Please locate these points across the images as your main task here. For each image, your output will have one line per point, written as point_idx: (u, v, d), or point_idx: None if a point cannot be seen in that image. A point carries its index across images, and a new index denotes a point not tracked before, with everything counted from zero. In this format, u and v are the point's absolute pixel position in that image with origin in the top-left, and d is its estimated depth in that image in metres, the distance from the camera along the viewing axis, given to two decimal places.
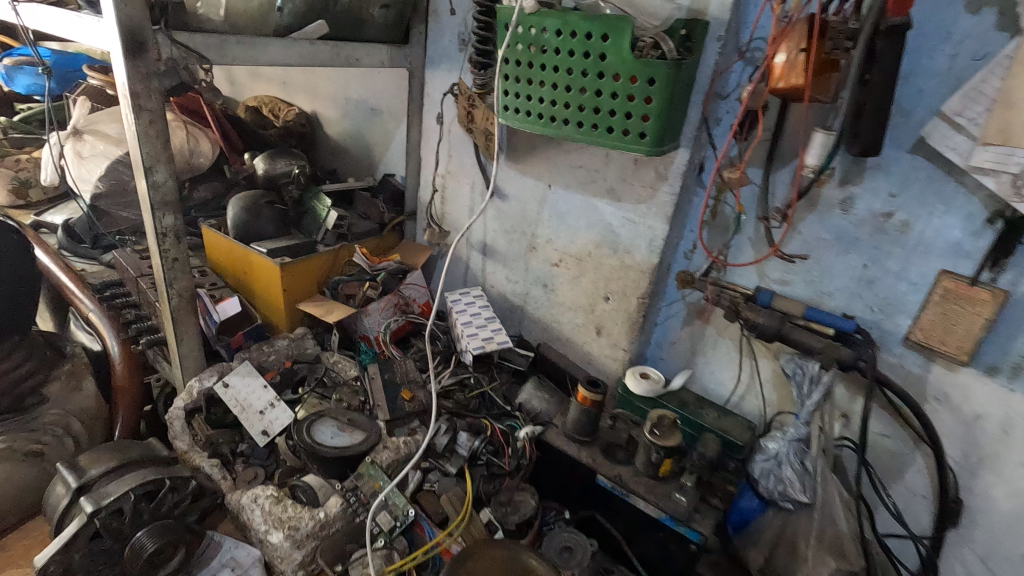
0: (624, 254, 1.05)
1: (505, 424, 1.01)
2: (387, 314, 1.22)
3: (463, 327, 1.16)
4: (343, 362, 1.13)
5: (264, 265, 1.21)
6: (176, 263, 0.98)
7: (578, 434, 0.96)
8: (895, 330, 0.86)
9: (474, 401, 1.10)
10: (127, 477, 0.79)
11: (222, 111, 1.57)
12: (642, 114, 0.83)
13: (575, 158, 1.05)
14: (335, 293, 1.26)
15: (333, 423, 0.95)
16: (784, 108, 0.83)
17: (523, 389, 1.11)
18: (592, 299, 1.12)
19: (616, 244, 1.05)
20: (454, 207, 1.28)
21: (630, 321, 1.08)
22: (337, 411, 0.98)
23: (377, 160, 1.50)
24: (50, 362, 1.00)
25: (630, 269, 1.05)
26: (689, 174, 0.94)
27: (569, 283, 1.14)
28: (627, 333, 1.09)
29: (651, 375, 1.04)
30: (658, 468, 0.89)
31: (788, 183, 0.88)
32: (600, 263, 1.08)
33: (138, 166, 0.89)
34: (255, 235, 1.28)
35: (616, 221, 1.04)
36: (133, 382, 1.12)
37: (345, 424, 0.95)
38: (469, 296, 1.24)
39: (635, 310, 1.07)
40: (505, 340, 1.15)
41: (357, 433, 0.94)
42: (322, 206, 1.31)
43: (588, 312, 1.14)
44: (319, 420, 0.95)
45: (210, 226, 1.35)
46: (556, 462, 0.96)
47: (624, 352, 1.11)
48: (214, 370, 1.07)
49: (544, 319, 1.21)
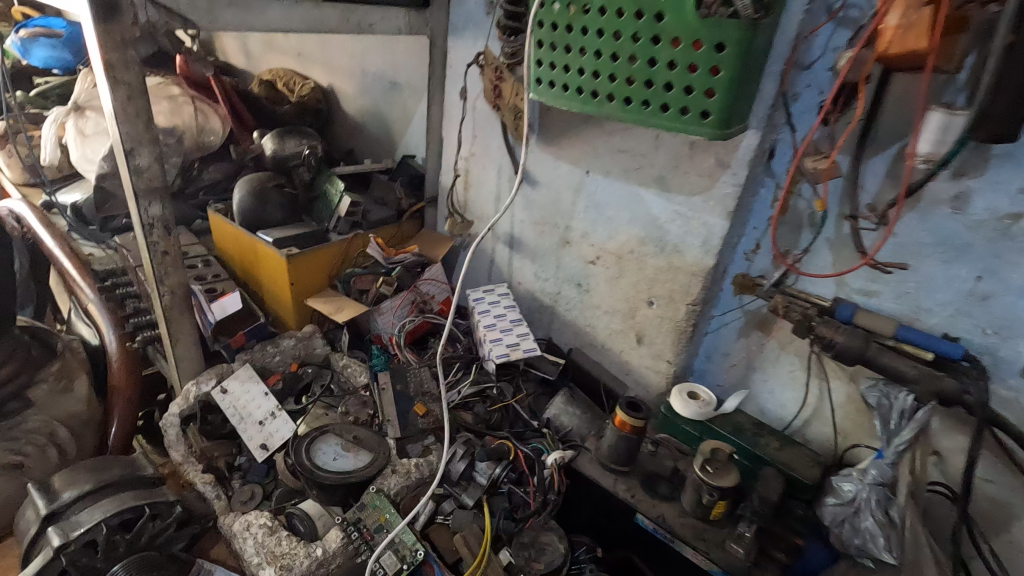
0: (672, 254, 0.90)
1: (530, 446, 0.89)
2: (402, 313, 1.11)
3: (485, 330, 1.04)
4: (353, 365, 1.02)
5: (271, 256, 1.11)
6: (167, 256, 0.88)
7: (615, 464, 0.83)
8: (1013, 357, 0.70)
9: (496, 415, 0.98)
10: (103, 502, 0.71)
11: (233, 86, 1.46)
12: (706, 88, 0.68)
13: (618, 141, 0.90)
14: (348, 288, 1.15)
15: (337, 441, 0.85)
16: (886, 81, 0.67)
17: (552, 402, 0.99)
18: (632, 304, 0.98)
19: (664, 242, 0.90)
20: (478, 194, 1.14)
21: (677, 330, 0.94)
22: (343, 426, 0.87)
23: (396, 139, 1.37)
24: (38, 362, 0.92)
25: (679, 271, 0.90)
26: (758, 162, 0.79)
27: (607, 284, 1.00)
28: (673, 344, 0.95)
29: (701, 395, 0.90)
30: (710, 512, 0.76)
31: (884, 173, 0.72)
32: (644, 263, 0.94)
33: (118, 148, 0.78)
34: (262, 221, 1.18)
35: (664, 216, 0.89)
36: (129, 383, 1.04)
37: (350, 443, 0.84)
38: (493, 294, 1.12)
39: (684, 318, 0.92)
40: (532, 347, 1.02)
41: (363, 455, 0.83)
42: (335, 191, 1.20)
43: (627, 317, 1.00)
44: (322, 437, 0.85)
45: (216, 210, 1.25)
46: (588, 495, 0.84)
47: (669, 364, 0.97)
48: (212, 372, 0.97)
49: (576, 322, 1.08)
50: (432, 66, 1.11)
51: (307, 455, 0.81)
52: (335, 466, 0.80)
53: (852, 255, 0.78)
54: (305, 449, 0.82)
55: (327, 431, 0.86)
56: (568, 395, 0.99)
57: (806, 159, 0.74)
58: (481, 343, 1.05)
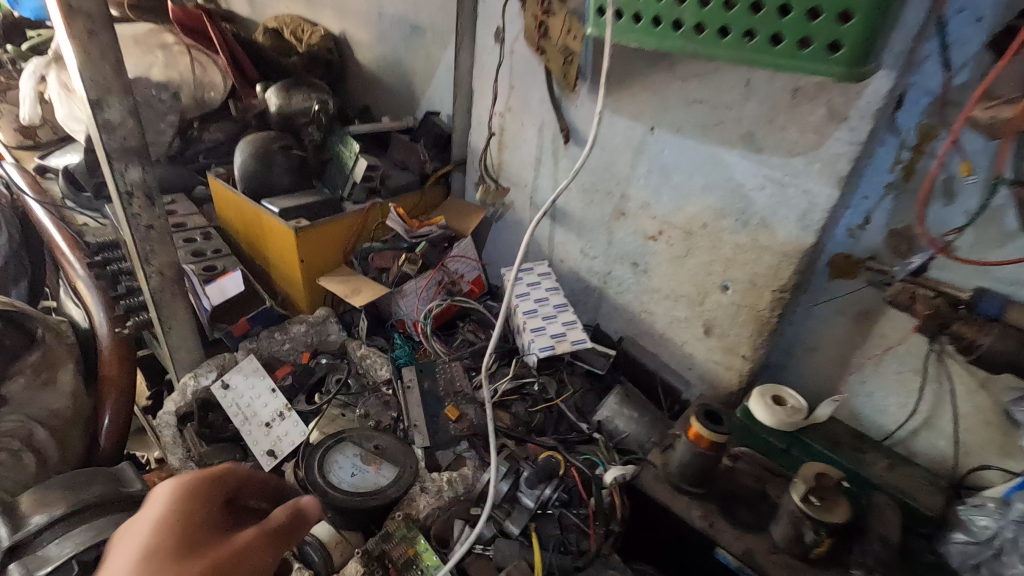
0: (758, 230, 0.74)
1: (581, 457, 0.76)
2: (428, 295, 0.96)
3: (524, 318, 0.89)
4: (373, 356, 0.89)
5: (278, 229, 0.97)
6: (153, 231, 0.74)
7: (686, 484, 0.69)
8: None
9: (538, 416, 0.84)
10: (77, 531, 0.59)
11: (235, 34, 1.30)
12: (840, 10, 0.48)
13: (694, 89, 0.73)
14: (366, 266, 1.01)
15: (355, 450, 0.73)
16: None
17: (604, 402, 0.85)
18: (701, 288, 0.83)
19: (749, 214, 0.74)
20: (514, 156, 0.98)
21: (758, 322, 0.78)
22: (361, 432, 0.75)
23: (419, 94, 1.20)
24: (14, 352, 0.80)
25: (765, 251, 0.74)
26: (886, 112, 0.61)
27: (670, 264, 0.85)
28: (751, 337, 0.79)
29: (789, 403, 0.74)
30: (812, 551, 0.61)
31: None
32: (720, 240, 0.78)
33: (82, 97, 0.63)
34: (268, 188, 1.03)
35: (751, 183, 0.72)
36: (121, 374, 0.91)
37: (371, 454, 0.73)
38: (531, 273, 0.96)
39: (767, 307, 0.76)
40: (581, 338, 0.87)
41: (386, 469, 0.71)
42: (350, 154, 1.04)
43: (694, 303, 0.85)
44: (337, 446, 0.73)
45: (217, 175, 1.11)
46: (653, 519, 0.70)
47: (743, 360, 0.82)
48: (213, 363, 0.85)
49: (630, 307, 0.93)
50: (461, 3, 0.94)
51: (319, 471, 0.69)
52: (353, 484, 0.69)
53: (1003, 234, 0.61)
54: (317, 461, 0.71)
55: (342, 438, 0.74)
56: (622, 394, 0.85)
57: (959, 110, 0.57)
58: (519, 332, 0.90)
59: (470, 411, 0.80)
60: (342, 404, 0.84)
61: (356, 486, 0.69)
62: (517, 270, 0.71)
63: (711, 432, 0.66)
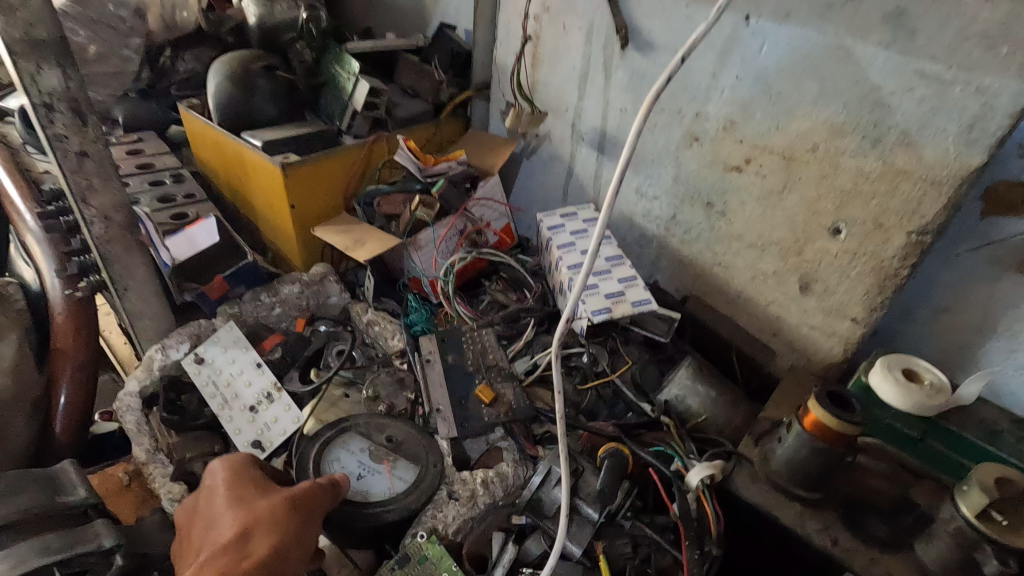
0: (893, 148, 0.54)
1: (652, 448, 0.59)
2: (448, 247, 0.78)
3: (570, 272, 0.70)
4: (383, 322, 0.72)
5: (261, 167, 0.79)
6: (88, 160, 0.57)
7: (797, 487, 0.52)
8: None
9: (588, 396, 0.68)
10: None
11: None
12: None
13: None
14: (371, 213, 0.83)
15: (363, 444, 0.58)
16: None
17: (672, 377, 0.67)
18: (801, 232, 0.64)
19: (883, 128, 0.54)
20: (552, 71, 0.78)
21: (880, 273, 0.60)
22: (371, 421, 0.60)
23: (430, 7, 0.99)
24: None
25: (902, 178, 0.55)
26: None
27: (760, 202, 0.66)
28: (868, 294, 0.61)
29: (926, 376, 0.56)
30: None
31: None
32: (834, 166, 0.59)
33: None
34: (248, 119, 0.84)
35: (892, 82, 0.53)
36: (77, 347, 0.75)
37: (382, 450, 0.57)
38: (575, 219, 0.78)
39: (895, 253, 0.58)
40: (643, 298, 0.69)
41: (402, 469, 0.56)
42: (348, 75, 0.85)
43: (788, 252, 0.66)
44: (340, 437, 0.59)
45: (189, 106, 0.92)
46: (756, 528, 0.54)
47: (853, 325, 0.64)
48: (185, 333, 0.68)
49: (699, 260, 0.75)
50: None
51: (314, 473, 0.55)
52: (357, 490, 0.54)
53: None
54: (313, 457, 0.56)
55: (347, 428, 0.59)
56: (695, 368, 0.67)
57: None
58: (562, 291, 0.72)
59: (507, 391, 0.63)
60: (345, 383, 0.69)
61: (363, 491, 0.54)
62: (607, 215, 0.49)
63: (835, 421, 0.48)
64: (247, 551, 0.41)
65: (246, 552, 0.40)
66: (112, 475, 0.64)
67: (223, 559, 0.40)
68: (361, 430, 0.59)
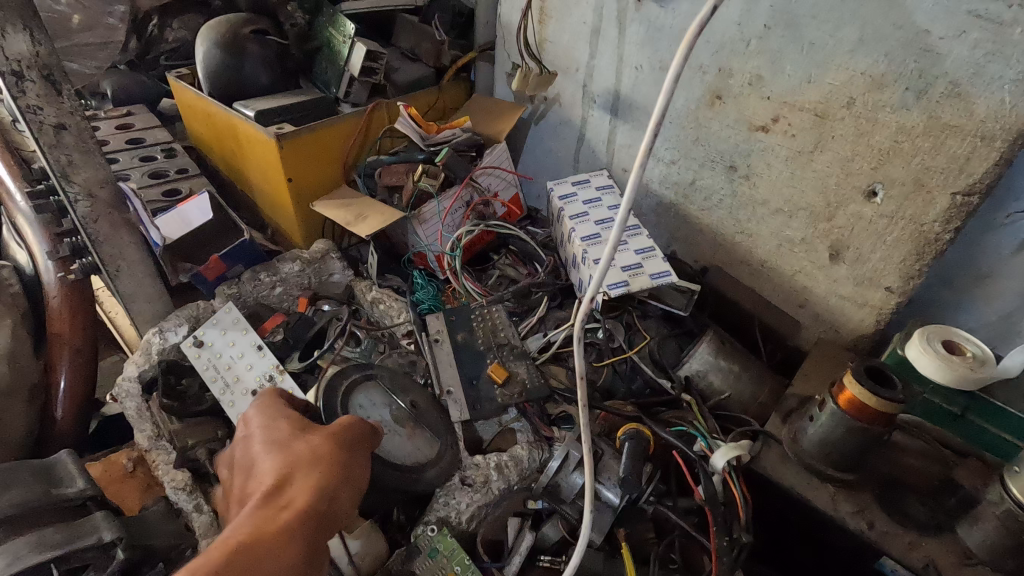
0: (939, 100, 0.50)
1: (674, 429, 0.56)
2: (455, 219, 0.74)
3: (583, 244, 0.66)
4: (388, 301, 0.69)
5: (254, 139, 0.75)
6: (66, 132, 0.55)
7: (829, 467, 0.49)
8: None
9: (607, 373, 0.65)
10: None
11: None
12: None
13: None
14: (372, 186, 0.79)
15: (386, 401, 0.57)
16: None
17: (693, 350, 0.64)
18: (833, 195, 0.60)
19: (929, 78, 0.49)
20: (560, 28, 0.73)
21: (918, 238, 0.56)
22: (394, 378, 0.58)
23: None
24: None
25: (948, 133, 0.50)
26: None
27: (788, 164, 0.61)
28: (905, 261, 0.57)
29: (973, 349, 0.51)
30: None
31: None
32: (872, 122, 0.54)
33: None
34: (239, 89, 0.80)
35: (941, 25, 0.47)
36: (74, 331, 0.73)
37: (404, 413, 0.56)
38: (589, 187, 0.73)
39: (935, 217, 0.54)
40: (662, 270, 0.65)
41: (423, 440, 0.55)
42: (343, 38, 0.79)
43: (818, 217, 0.62)
44: (362, 386, 0.57)
45: (178, 76, 0.87)
46: (784, 511, 0.51)
47: (886, 294, 0.60)
48: (183, 316, 0.66)
49: (720, 228, 0.71)
50: None
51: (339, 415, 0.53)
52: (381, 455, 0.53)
53: None
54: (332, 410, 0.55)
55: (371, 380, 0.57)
56: (716, 340, 0.64)
57: None
58: (575, 264, 0.68)
59: (520, 370, 0.60)
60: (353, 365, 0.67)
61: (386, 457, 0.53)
62: (628, 206, 0.39)
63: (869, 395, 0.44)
64: (289, 499, 0.36)
65: (288, 499, 0.36)
66: (115, 462, 0.61)
67: (264, 506, 0.35)
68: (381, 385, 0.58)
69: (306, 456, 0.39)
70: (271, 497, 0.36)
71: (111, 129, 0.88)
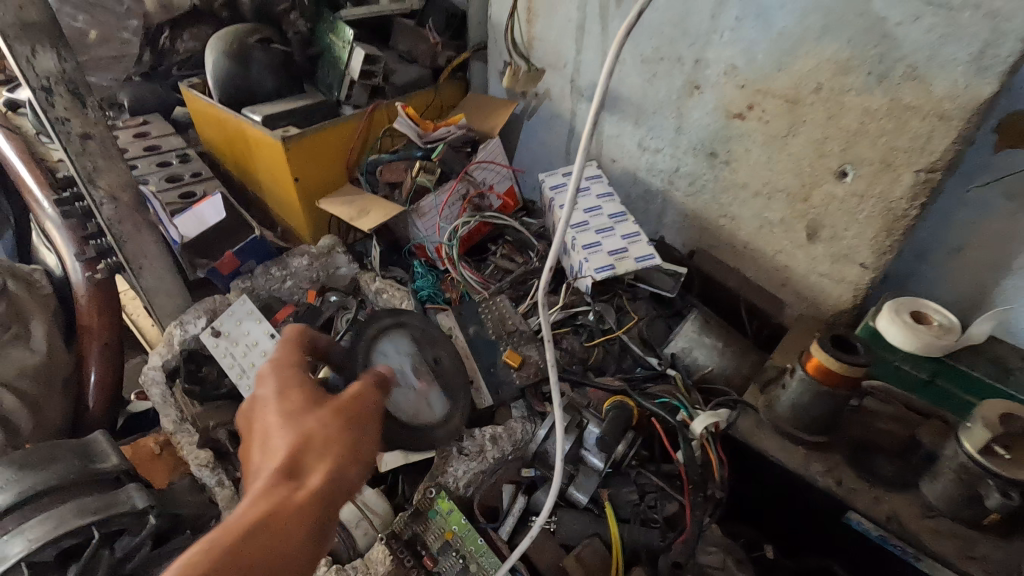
0: (899, 82, 0.52)
1: (658, 400, 0.59)
2: (452, 211, 0.78)
3: (573, 233, 0.71)
4: (390, 290, 0.73)
5: (262, 142, 0.79)
6: (92, 141, 0.59)
7: (798, 430, 0.52)
8: None
9: (596, 352, 0.69)
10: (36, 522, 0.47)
11: None
12: None
13: None
14: (374, 183, 0.83)
15: (410, 349, 0.59)
16: None
17: (679, 330, 0.68)
18: (807, 176, 0.63)
19: (890, 61, 0.52)
20: (547, 25, 0.76)
21: (887, 214, 0.58)
22: (424, 330, 0.61)
23: None
24: None
25: (910, 113, 0.53)
26: None
27: (764, 148, 0.64)
28: (876, 237, 0.60)
29: (937, 319, 0.54)
30: (986, 517, 0.45)
31: None
32: (839, 105, 0.57)
33: None
34: (246, 95, 0.84)
35: (899, 11, 0.50)
36: (103, 324, 0.78)
37: (424, 365, 0.58)
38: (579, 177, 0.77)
39: (903, 193, 0.56)
40: (647, 254, 0.69)
41: (436, 398, 0.57)
42: (342, 43, 0.84)
43: (794, 198, 0.65)
44: (387, 334, 0.58)
45: (190, 85, 0.92)
46: (758, 472, 0.55)
47: (861, 270, 0.63)
48: (202, 308, 0.71)
49: (704, 212, 0.74)
50: None
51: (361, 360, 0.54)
52: (398, 406, 0.55)
53: None
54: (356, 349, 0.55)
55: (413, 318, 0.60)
56: (699, 319, 0.68)
57: None
58: (566, 251, 0.72)
59: (525, 351, 0.64)
60: None
61: (395, 410, 0.55)
62: (580, 161, 0.45)
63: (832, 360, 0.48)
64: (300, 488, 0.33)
65: (300, 485, 0.33)
66: (144, 445, 0.66)
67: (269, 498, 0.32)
68: (410, 334, 0.60)
69: (323, 423, 0.36)
70: (287, 472, 0.34)
71: (129, 137, 0.93)
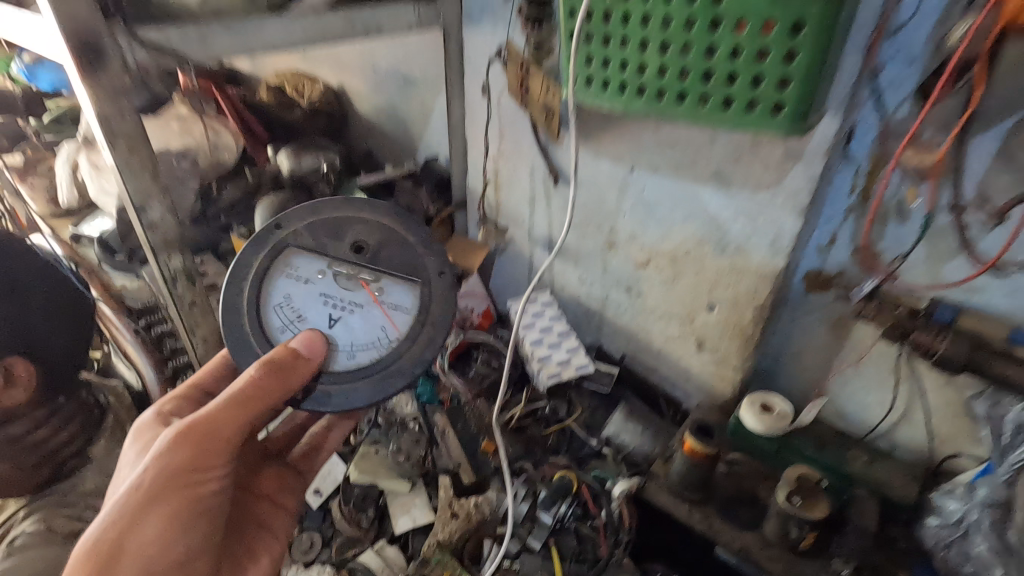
0: (735, 255, 0.81)
1: (592, 474, 0.83)
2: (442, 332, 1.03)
3: (531, 347, 0.97)
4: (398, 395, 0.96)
5: None
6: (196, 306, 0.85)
7: (686, 489, 0.76)
8: None
9: (553, 436, 0.93)
10: None
11: (239, 98, 1.36)
12: (778, 79, 0.57)
13: (666, 134, 0.80)
14: None
15: (342, 264, 0.69)
16: None
17: (612, 417, 0.92)
18: (691, 308, 0.90)
19: (726, 242, 0.81)
20: (510, 194, 1.06)
21: (743, 336, 0.86)
22: (366, 226, 0.70)
23: (417, 139, 1.28)
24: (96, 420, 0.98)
25: (744, 273, 0.81)
26: (836, 151, 0.67)
27: (662, 287, 0.92)
28: (739, 350, 0.87)
29: (777, 407, 0.80)
30: (801, 543, 0.69)
31: (993, 153, 0.60)
32: (703, 264, 0.85)
33: (129, 202, 0.72)
34: None
35: (727, 215, 0.79)
36: None
37: (355, 275, 0.69)
38: (536, 303, 1.04)
39: (750, 323, 0.84)
40: (584, 363, 0.95)
41: (389, 295, 0.69)
42: None
43: (685, 322, 0.92)
44: (296, 252, 0.69)
45: (240, 236, 1.21)
46: (660, 522, 0.79)
47: (734, 371, 0.89)
48: None
49: (629, 327, 1.01)
50: (451, 61, 1.01)
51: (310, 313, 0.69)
52: (342, 331, 0.67)
53: (949, 255, 0.68)
54: (275, 264, 0.68)
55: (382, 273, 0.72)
56: (626, 408, 0.92)
57: (904, 154, 0.64)
58: (528, 359, 0.98)
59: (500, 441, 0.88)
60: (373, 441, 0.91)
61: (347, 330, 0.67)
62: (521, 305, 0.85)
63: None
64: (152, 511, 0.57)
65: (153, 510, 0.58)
66: None
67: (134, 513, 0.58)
68: (336, 232, 0.70)
69: (105, 542, 0.53)
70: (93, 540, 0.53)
71: None
